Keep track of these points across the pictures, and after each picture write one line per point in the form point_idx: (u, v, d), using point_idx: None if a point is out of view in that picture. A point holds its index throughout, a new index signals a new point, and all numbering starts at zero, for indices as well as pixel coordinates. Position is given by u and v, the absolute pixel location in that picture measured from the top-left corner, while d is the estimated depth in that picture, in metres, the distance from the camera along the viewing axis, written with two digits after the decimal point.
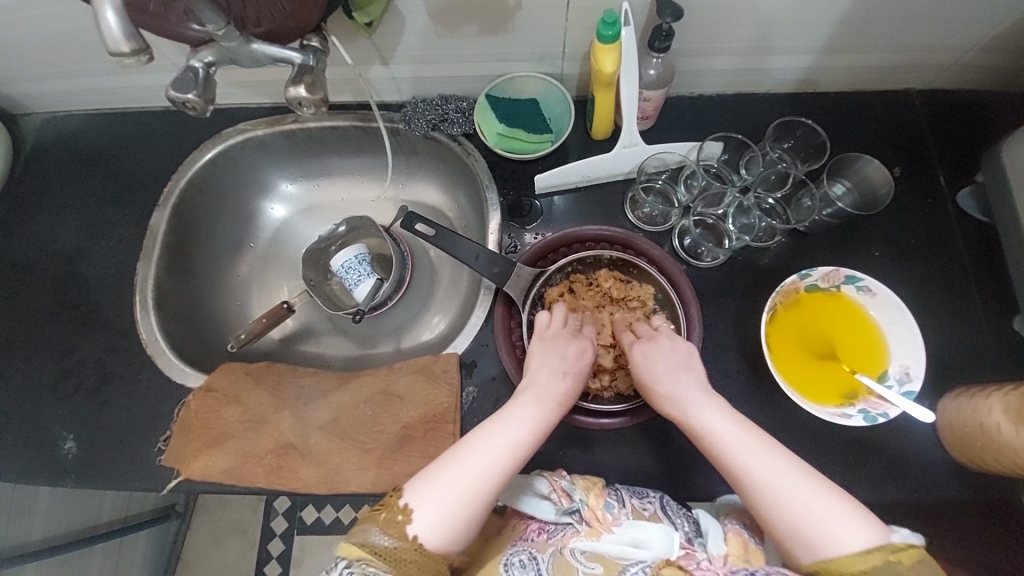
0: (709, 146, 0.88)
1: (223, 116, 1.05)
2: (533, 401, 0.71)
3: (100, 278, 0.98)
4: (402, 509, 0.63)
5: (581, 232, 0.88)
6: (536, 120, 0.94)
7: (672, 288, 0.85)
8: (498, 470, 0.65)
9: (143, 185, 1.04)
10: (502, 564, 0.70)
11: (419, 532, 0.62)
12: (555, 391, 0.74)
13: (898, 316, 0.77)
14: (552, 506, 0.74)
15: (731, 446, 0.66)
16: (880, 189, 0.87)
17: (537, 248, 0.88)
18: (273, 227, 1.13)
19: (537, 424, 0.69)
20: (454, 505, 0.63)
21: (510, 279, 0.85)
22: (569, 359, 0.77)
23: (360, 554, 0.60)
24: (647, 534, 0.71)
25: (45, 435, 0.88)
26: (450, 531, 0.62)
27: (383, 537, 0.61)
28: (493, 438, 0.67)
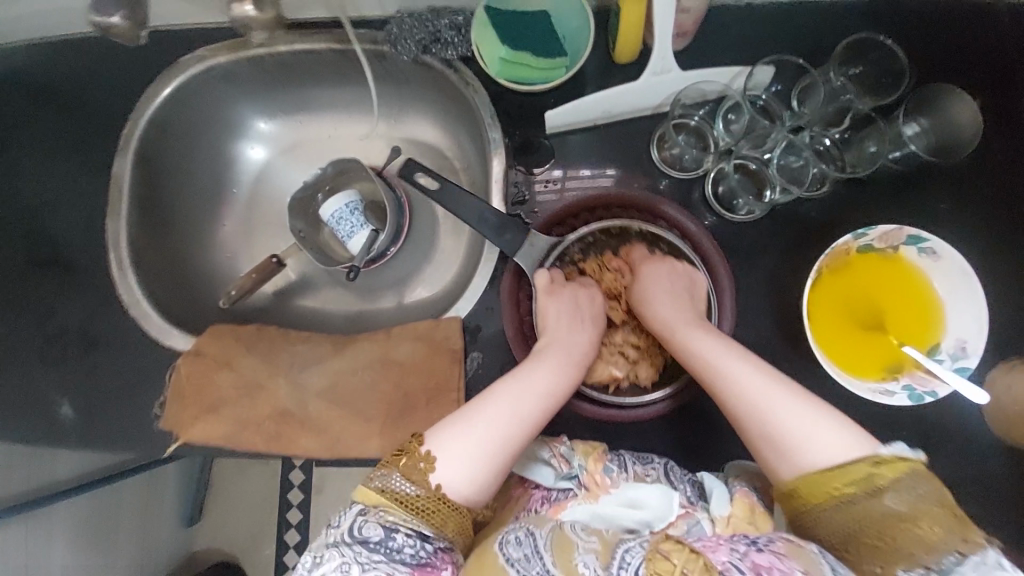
0: (759, 73, 0.73)
1: (179, 39, 0.90)
2: (563, 354, 0.71)
3: (70, 234, 0.90)
4: (425, 456, 0.60)
5: (604, 196, 0.77)
6: (548, 37, 0.77)
7: (702, 264, 0.76)
8: (528, 418, 0.64)
9: (101, 126, 0.91)
10: (498, 542, 0.60)
11: (442, 480, 0.59)
12: (579, 343, 0.73)
13: (965, 283, 0.67)
14: (552, 471, 0.71)
15: (718, 366, 0.64)
16: (964, 133, 0.71)
17: (555, 214, 0.78)
18: (254, 171, 1.02)
19: (564, 374, 0.69)
20: (480, 456, 0.61)
21: (521, 249, 0.76)
22: (585, 308, 0.76)
23: (378, 500, 0.57)
24: (644, 494, 0.67)
25: (41, 399, 0.86)
26: (473, 478, 0.60)
27: (402, 484, 0.58)
28: (521, 381, 0.67)
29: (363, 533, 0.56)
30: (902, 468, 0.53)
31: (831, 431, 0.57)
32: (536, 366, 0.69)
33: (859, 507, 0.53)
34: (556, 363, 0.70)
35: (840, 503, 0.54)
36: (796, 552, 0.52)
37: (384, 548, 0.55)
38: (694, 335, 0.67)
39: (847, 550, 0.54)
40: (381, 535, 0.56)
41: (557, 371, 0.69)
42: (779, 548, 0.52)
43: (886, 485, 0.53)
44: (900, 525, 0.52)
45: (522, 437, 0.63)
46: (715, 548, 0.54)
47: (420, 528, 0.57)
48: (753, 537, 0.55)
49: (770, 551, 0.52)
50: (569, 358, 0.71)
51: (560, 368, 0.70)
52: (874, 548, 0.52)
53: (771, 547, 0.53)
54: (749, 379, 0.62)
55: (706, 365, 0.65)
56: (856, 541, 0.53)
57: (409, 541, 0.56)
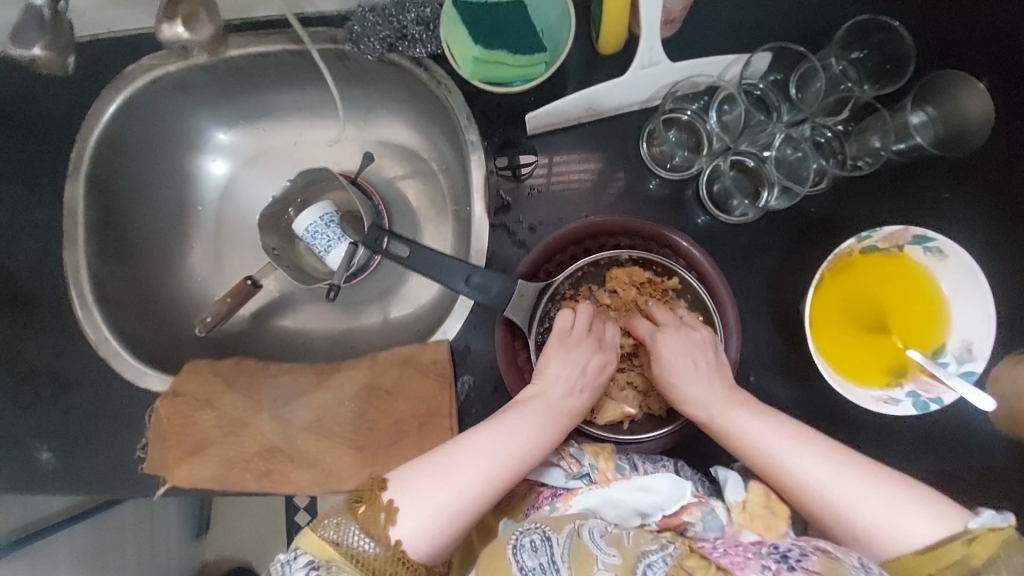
0: (755, 62, 0.67)
1: (118, 47, 0.81)
2: (545, 409, 0.64)
3: (25, 269, 0.84)
4: (386, 506, 0.57)
5: (593, 225, 0.71)
6: (524, 32, 0.69)
7: (702, 285, 0.70)
8: (501, 482, 0.59)
9: (44, 151, 0.84)
10: (510, 546, 0.57)
11: (403, 536, 0.56)
12: (571, 407, 0.65)
13: (972, 283, 0.63)
14: (561, 471, 0.67)
15: (775, 457, 0.59)
16: (974, 124, 0.65)
17: (534, 258, 0.71)
18: (218, 187, 0.95)
19: (545, 430, 0.62)
20: (444, 511, 0.57)
21: (511, 300, 0.69)
22: (589, 370, 0.67)
23: (329, 554, 0.55)
24: (657, 485, 0.63)
25: (17, 448, 0.82)
26: (436, 537, 0.57)
27: (358, 538, 0.56)
28: (501, 445, 0.60)
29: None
30: (994, 541, 0.52)
31: (908, 517, 0.55)
32: (519, 423, 0.62)
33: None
34: (539, 419, 0.63)
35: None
36: (830, 567, 0.52)
37: None
38: (737, 418, 0.62)
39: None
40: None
41: (539, 430, 0.62)
42: (812, 565, 0.52)
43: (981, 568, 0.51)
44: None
45: (485, 499, 0.59)
46: (744, 564, 0.55)
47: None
48: (781, 547, 0.55)
49: (802, 570, 0.52)
50: (555, 416, 0.64)
51: (546, 426, 0.63)
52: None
53: (803, 564, 0.53)
54: (811, 468, 0.58)
55: (758, 455, 0.60)
56: None
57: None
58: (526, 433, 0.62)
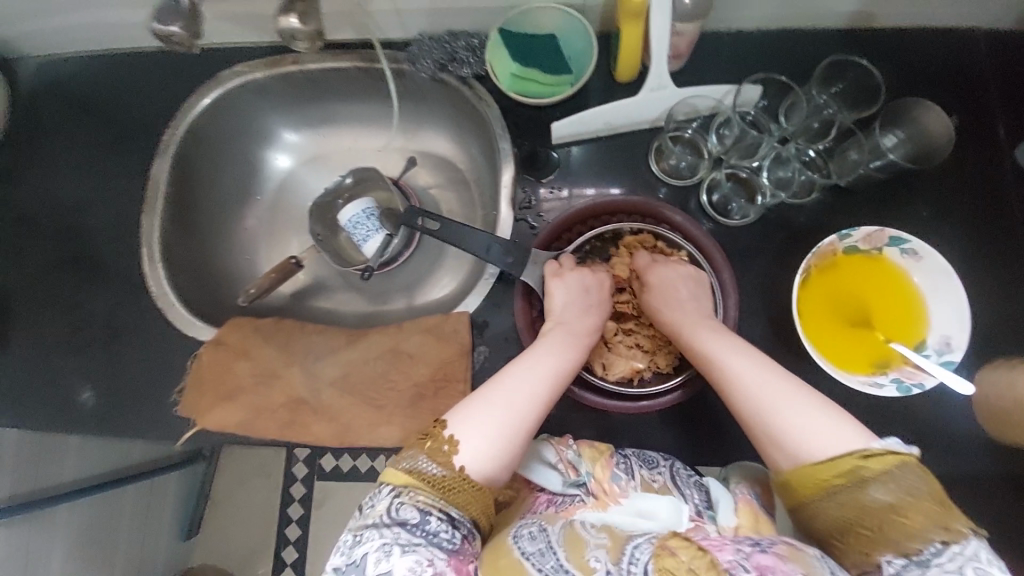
0: (746, 91, 0.79)
1: (219, 56, 0.99)
2: (566, 335, 0.73)
3: (106, 230, 0.96)
4: (449, 440, 0.63)
5: (600, 204, 0.81)
6: (555, 57, 0.86)
7: (701, 256, 0.80)
8: (544, 394, 0.67)
9: (142, 134, 0.99)
10: (511, 537, 0.63)
11: (465, 463, 0.62)
12: (585, 326, 0.75)
13: (946, 281, 0.71)
14: (559, 477, 0.72)
15: (721, 363, 0.68)
16: (939, 143, 0.76)
17: (550, 232, 0.81)
18: (278, 178, 1.09)
19: (570, 354, 0.71)
20: (496, 433, 0.63)
21: (527, 265, 0.79)
22: (591, 292, 0.77)
23: (408, 481, 0.60)
24: (656, 505, 0.68)
25: (66, 386, 0.90)
26: (494, 458, 0.63)
27: (429, 466, 0.61)
28: (531, 364, 0.69)
29: (401, 514, 0.58)
30: (888, 460, 0.56)
31: (818, 422, 0.60)
32: (546, 347, 0.71)
33: (849, 497, 0.57)
34: (563, 345, 0.72)
35: (828, 492, 0.58)
36: (796, 555, 0.56)
37: (421, 531, 0.57)
38: (700, 331, 0.71)
39: (840, 537, 0.57)
40: (417, 516, 0.58)
41: (563, 348, 0.71)
42: (780, 550, 0.56)
43: (871, 477, 0.56)
44: (887, 516, 0.55)
45: (537, 413, 0.66)
46: (720, 547, 0.58)
47: (449, 510, 0.60)
48: (757, 540, 0.59)
49: (773, 553, 0.56)
50: (574, 339, 0.73)
51: (571, 343, 0.72)
52: (865, 538, 0.56)
53: (773, 549, 0.56)
54: (750, 372, 0.65)
55: (708, 361, 0.69)
56: (847, 528, 0.56)
57: (443, 527, 0.58)
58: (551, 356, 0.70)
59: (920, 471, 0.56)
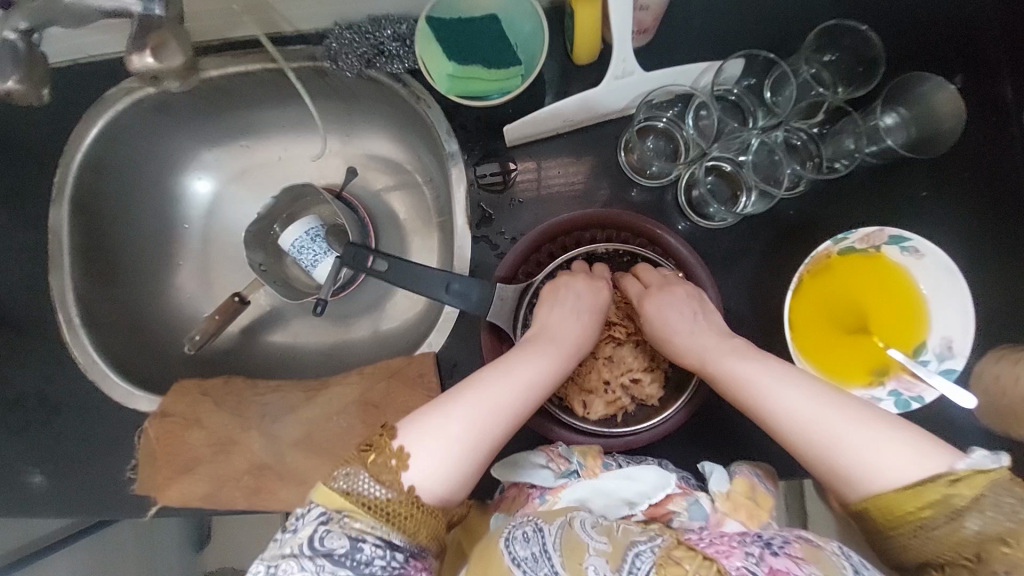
0: (729, 68, 0.68)
1: (99, 71, 0.82)
2: (541, 345, 0.65)
3: (13, 294, 0.84)
4: (396, 453, 0.56)
5: (567, 222, 0.71)
6: (498, 45, 0.71)
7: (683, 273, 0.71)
8: (512, 410, 0.60)
9: (28, 176, 0.84)
10: (503, 539, 0.57)
11: (414, 481, 0.55)
12: (573, 335, 0.67)
13: (949, 280, 0.64)
14: (550, 471, 0.67)
15: (762, 391, 0.58)
16: (947, 124, 0.66)
17: (513, 259, 0.71)
18: (204, 206, 0.95)
19: (547, 364, 0.64)
20: (454, 448, 0.57)
21: (492, 306, 0.70)
22: (583, 297, 0.69)
23: (340, 505, 0.52)
24: (642, 475, 0.66)
25: (9, 473, 0.82)
26: (447, 475, 0.56)
27: (372, 486, 0.53)
28: (504, 375, 0.61)
29: (325, 545, 0.51)
30: (982, 482, 0.49)
31: (892, 451, 0.52)
32: (524, 358, 0.64)
33: (946, 532, 0.50)
34: (539, 354, 0.64)
35: (920, 528, 0.51)
36: (811, 553, 0.54)
37: (349, 563, 0.50)
38: (727, 359, 0.62)
39: (938, 569, 0.51)
40: (346, 546, 0.51)
41: (543, 360, 0.64)
42: (796, 551, 0.54)
43: (966, 506, 0.49)
44: (990, 544, 0.49)
45: (501, 431, 0.59)
46: (729, 552, 0.55)
47: (390, 536, 0.52)
48: (765, 536, 0.57)
49: (786, 555, 0.54)
50: (558, 351, 0.66)
51: (551, 359, 0.65)
52: (966, 571, 0.49)
53: (786, 550, 0.54)
54: (794, 402, 0.57)
55: (745, 392, 0.60)
56: (944, 564, 0.50)
57: (379, 552, 0.51)
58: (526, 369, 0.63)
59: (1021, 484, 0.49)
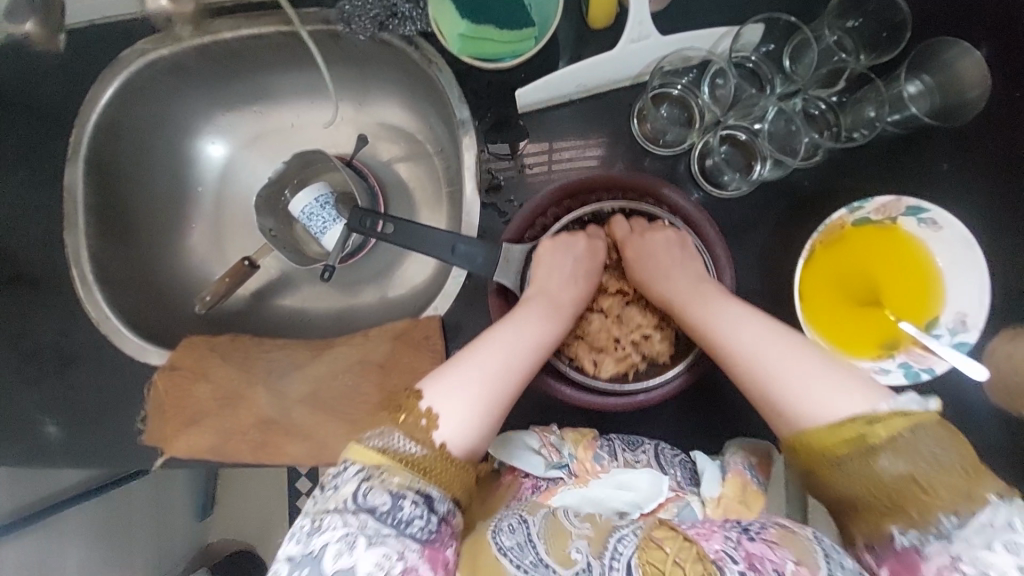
0: (747, 33, 0.67)
1: (115, 30, 0.83)
2: (546, 302, 0.68)
3: (30, 249, 0.86)
4: (426, 414, 0.57)
5: (573, 183, 0.71)
6: (513, 6, 0.70)
7: (691, 231, 0.71)
8: (521, 364, 0.62)
9: (45, 135, 0.86)
10: (490, 531, 0.59)
11: (445, 438, 0.56)
12: (572, 294, 0.70)
13: (966, 253, 0.63)
14: (541, 460, 0.69)
15: (725, 334, 0.61)
16: (971, 94, 0.65)
17: (522, 220, 0.71)
18: (217, 169, 0.96)
19: (553, 323, 0.67)
20: (473, 403, 0.59)
21: (498, 267, 0.70)
22: (581, 261, 0.72)
23: (379, 461, 0.53)
24: (634, 477, 0.66)
25: (24, 421, 0.84)
26: (473, 430, 0.58)
27: (404, 442, 0.55)
28: (512, 331, 0.64)
29: (368, 501, 0.51)
30: (901, 423, 0.49)
31: (831, 392, 0.53)
32: (528, 314, 0.66)
33: (859, 468, 0.50)
34: (541, 311, 0.67)
35: (837, 466, 0.51)
36: (788, 538, 0.53)
37: (392, 519, 0.51)
38: (708, 304, 0.64)
39: (857, 511, 0.51)
40: (387, 502, 0.51)
41: (544, 318, 0.66)
42: (771, 536, 0.53)
43: (882, 446, 0.49)
44: (908, 487, 0.48)
45: (513, 386, 0.61)
46: (708, 535, 0.55)
47: (428, 492, 0.53)
48: (744, 522, 0.56)
49: (761, 540, 0.53)
50: (558, 306, 0.68)
51: (558, 318, 0.68)
52: (883, 512, 0.49)
53: (762, 535, 0.54)
54: (744, 341, 0.60)
55: (713, 336, 0.62)
56: (859, 502, 0.50)
57: (418, 510, 0.52)
58: (535, 327, 0.65)
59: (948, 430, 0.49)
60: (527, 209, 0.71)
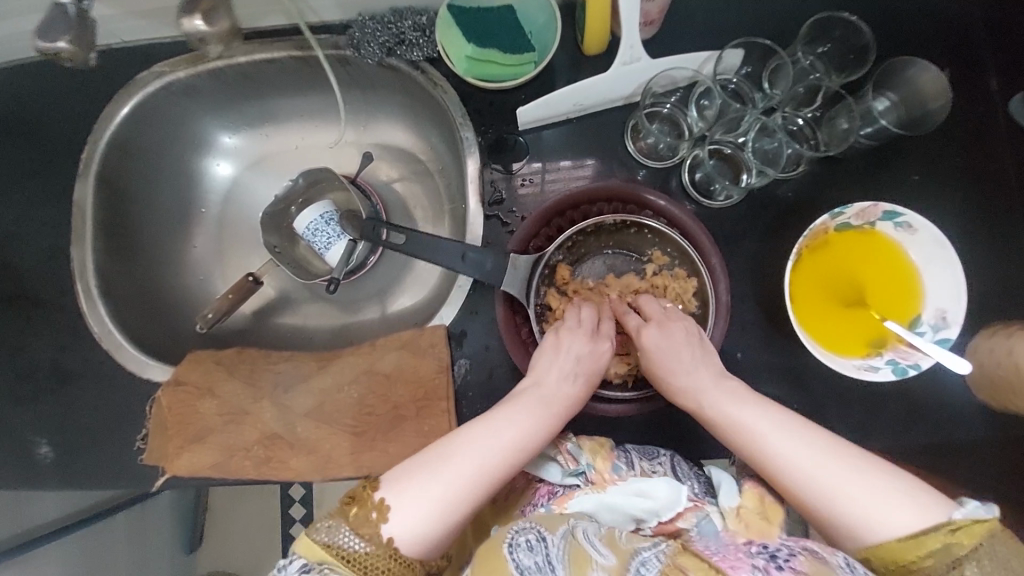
0: (728, 56, 0.73)
1: (129, 56, 0.86)
2: (536, 398, 0.65)
3: (33, 267, 0.86)
4: (377, 506, 0.57)
5: (571, 196, 0.75)
6: (513, 34, 0.77)
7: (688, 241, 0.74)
8: (496, 466, 0.60)
9: (55, 154, 0.87)
10: (506, 545, 0.56)
11: (392, 533, 0.56)
12: (566, 390, 0.67)
13: (941, 253, 0.68)
14: (558, 468, 0.70)
15: (775, 448, 0.59)
16: (934, 104, 0.71)
17: (524, 233, 0.74)
18: (222, 188, 0.98)
19: (536, 420, 0.64)
20: (438, 503, 0.57)
21: (508, 272, 0.72)
22: (582, 360, 0.69)
23: (323, 557, 0.54)
24: (653, 488, 0.67)
25: (18, 442, 0.82)
26: (429, 531, 0.57)
27: (353, 539, 0.55)
28: (495, 430, 0.62)
29: None
30: (979, 533, 0.51)
31: (891, 499, 0.54)
32: (512, 411, 0.64)
33: None
34: (529, 409, 0.64)
35: None
36: (816, 566, 0.52)
37: None
38: (728, 406, 0.63)
39: None
40: None
41: (534, 417, 0.64)
42: (800, 565, 0.51)
43: (965, 555, 0.51)
44: None
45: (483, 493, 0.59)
46: (735, 563, 0.53)
47: None
48: (771, 548, 0.54)
49: (790, 570, 0.51)
50: (548, 403, 0.66)
51: (546, 414, 0.65)
52: None
53: (791, 563, 0.52)
54: (795, 454, 0.58)
55: (744, 440, 0.61)
56: None
57: None
58: (518, 424, 0.63)
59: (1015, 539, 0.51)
60: (527, 221, 0.74)
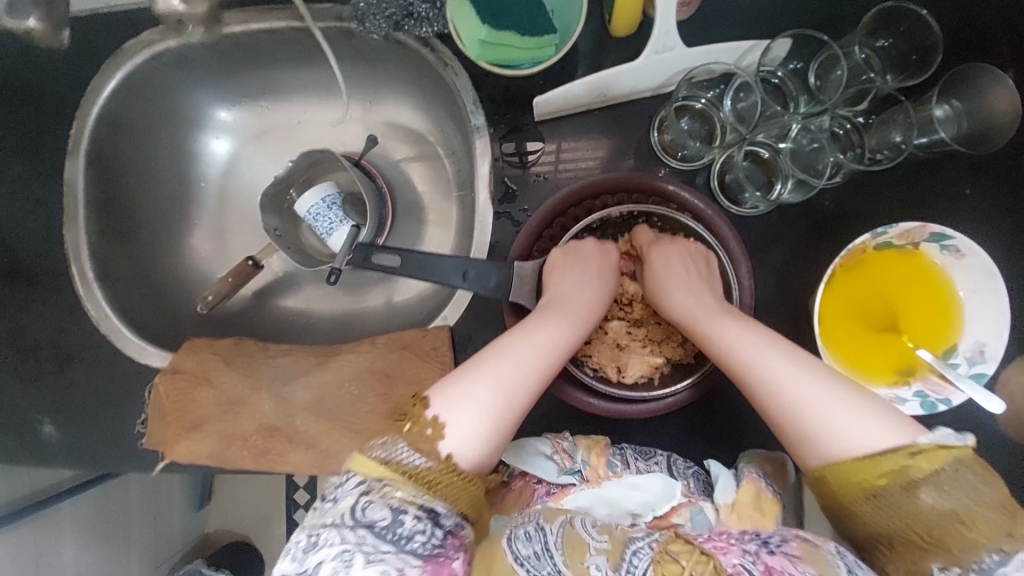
0: (776, 46, 0.65)
1: (119, 20, 0.80)
2: (559, 311, 0.64)
3: (27, 244, 0.83)
4: (431, 423, 0.53)
5: (579, 189, 0.68)
6: (534, 13, 0.68)
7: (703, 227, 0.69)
8: (533, 371, 0.58)
9: (45, 126, 0.83)
10: (505, 539, 0.53)
11: (452, 450, 0.52)
12: (587, 303, 0.66)
13: (988, 281, 0.62)
14: (554, 465, 0.66)
15: (755, 360, 0.57)
16: (999, 121, 0.63)
17: (528, 237, 0.69)
18: (221, 166, 0.93)
19: (564, 329, 0.63)
20: (485, 410, 0.55)
21: (513, 285, 0.68)
22: (590, 265, 0.69)
23: (381, 472, 0.49)
24: (647, 483, 0.64)
25: (20, 420, 0.82)
26: (486, 441, 0.54)
27: (410, 454, 0.51)
28: (523, 337, 0.60)
29: (368, 515, 0.47)
30: (944, 458, 0.48)
31: (866, 422, 0.52)
32: (540, 322, 0.63)
33: (901, 504, 0.48)
34: (556, 320, 0.63)
35: (875, 498, 0.50)
36: (810, 552, 0.51)
37: (392, 536, 0.47)
38: (718, 324, 0.61)
39: (888, 545, 0.50)
40: (388, 517, 0.47)
41: (560, 325, 0.63)
42: (792, 550, 0.51)
43: (923, 479, 0.48)
44: (949, 522, 0.48)
45: (529, 396, 0.57)
46: (724, 549, 0.52)
47: (433, 506, 0.49)
48: (762, 535, 0.54)
49: (782, 554, 0.51)
50: (575, 313, 0.65)
51: (573, 325, 0.64)
52: (920, 548, 0.48)
53: (784, 548, 0.52)
54: (778, 368, 0.56)
55: (729, 356, 0.59)
56: (894, 537, 0.49)
57: (420, 526, 0.47)
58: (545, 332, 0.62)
59: (983, 465, 0.48)
60: (534, 219, 0.68)
